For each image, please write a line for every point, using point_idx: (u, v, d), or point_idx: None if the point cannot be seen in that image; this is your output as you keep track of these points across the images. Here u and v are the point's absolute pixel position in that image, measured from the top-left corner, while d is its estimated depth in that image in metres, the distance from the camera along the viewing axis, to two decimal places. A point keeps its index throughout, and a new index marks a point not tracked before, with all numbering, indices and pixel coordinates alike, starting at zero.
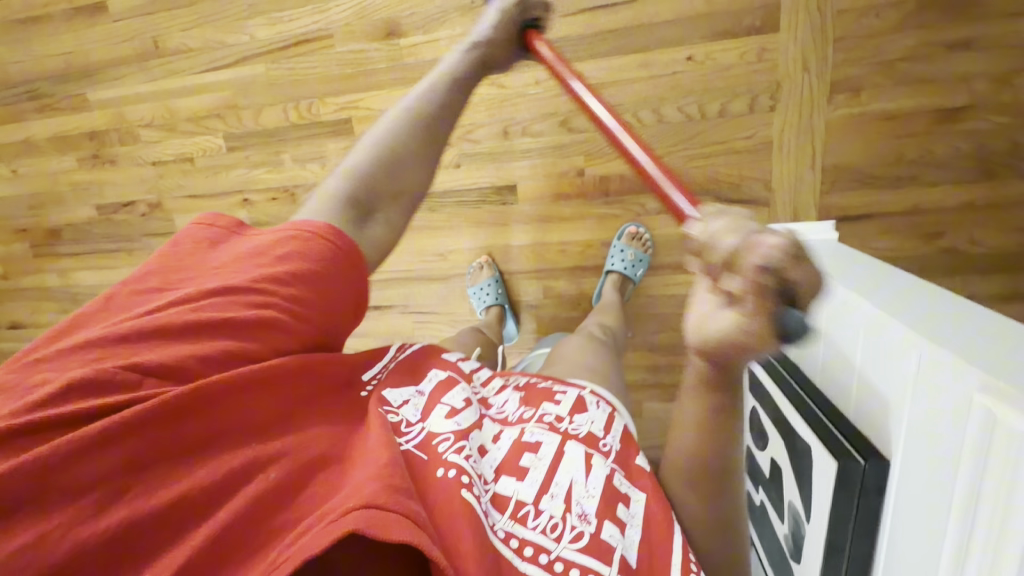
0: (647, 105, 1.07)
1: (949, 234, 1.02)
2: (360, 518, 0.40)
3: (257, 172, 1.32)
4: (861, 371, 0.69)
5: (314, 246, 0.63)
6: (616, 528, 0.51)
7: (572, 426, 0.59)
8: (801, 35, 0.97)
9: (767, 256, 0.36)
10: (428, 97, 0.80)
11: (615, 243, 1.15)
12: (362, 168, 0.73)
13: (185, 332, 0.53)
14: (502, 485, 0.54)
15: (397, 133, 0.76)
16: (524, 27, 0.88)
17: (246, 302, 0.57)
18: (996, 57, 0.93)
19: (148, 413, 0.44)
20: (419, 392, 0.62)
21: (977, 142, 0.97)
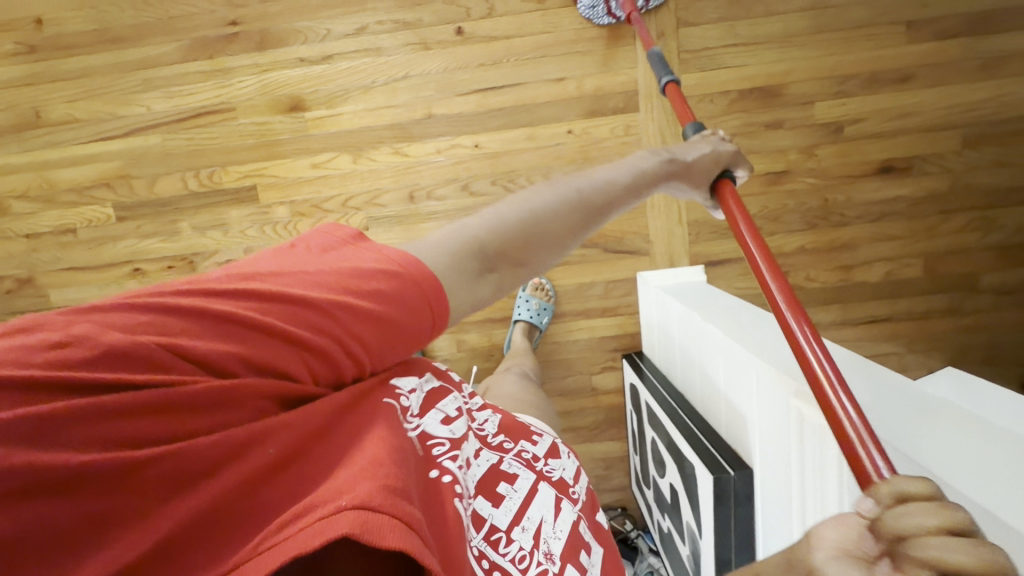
0: (539, 171, 1.20)
1: (791, 273, 1.23)
2: (353, 521, 0.37)
3: (151, 242, 1.27)
4: (726, 384, 0.80)
5: (407, 292, 0.51)
6: (576, 572, 0.58)
7: (547, 468, 0.68)
8: (655, 116, 1.17)
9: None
10: (608, 188, 0.70)
11: (520, 294, 1.25)
12: (507, 222, 0.63)
13: (258, 337, 0.44)
14: (480, 503, 0.58)
15: (528, 215, 0.64)
16: (721, 177, 0.82)
17: (312, 319, 0.46)
18: (802, 134, 1.17)
19: (164, 395, 0.38)
20: (420, 385, 0.59)
21: (800, 199, 1.20)
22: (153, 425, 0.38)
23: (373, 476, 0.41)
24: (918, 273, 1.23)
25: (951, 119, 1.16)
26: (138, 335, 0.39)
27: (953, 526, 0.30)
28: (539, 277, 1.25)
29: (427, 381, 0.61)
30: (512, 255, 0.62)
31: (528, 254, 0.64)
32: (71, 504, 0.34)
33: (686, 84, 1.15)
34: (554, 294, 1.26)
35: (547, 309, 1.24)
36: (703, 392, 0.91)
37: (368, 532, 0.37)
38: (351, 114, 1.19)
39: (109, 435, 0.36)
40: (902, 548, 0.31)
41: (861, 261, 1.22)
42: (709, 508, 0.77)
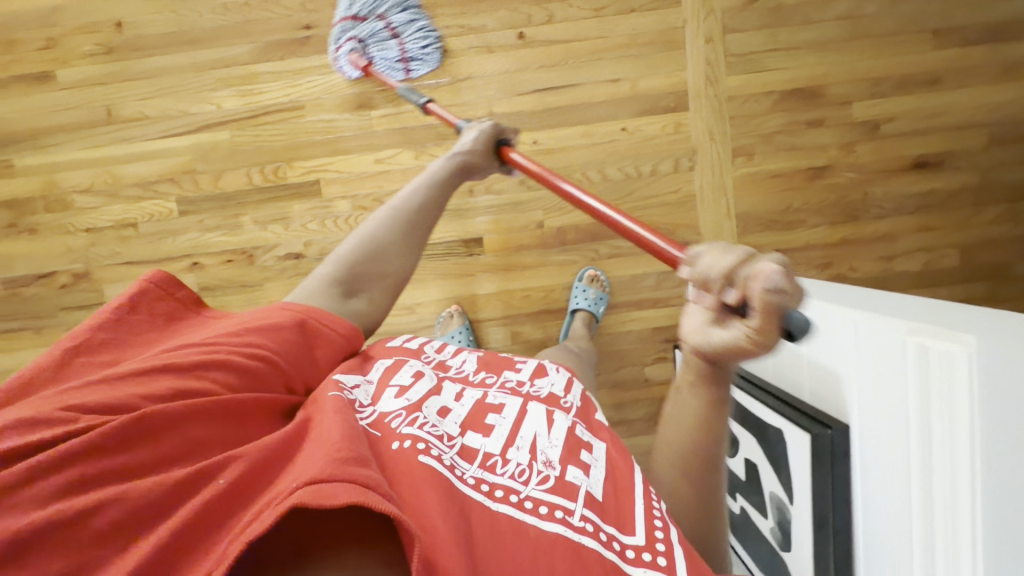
0: (594, 166, 1.26)
1: (835, 264, 1.28)
2: (306, 493, 0.39)
3: (212, 236, 1.29)
4: (808, 348, 0.82)
5: (284, 313, 0.67)
6: (580, 471, 0.56)
7: (533, 388, 0.71)
8: (704, 114, 1.24)
9: (768, 279, 0.37)
10: (416, 192, 0.85)
11: (577, 285, 1.27)
12: (350, 255, 0.78)
13: (160, 370, 0.52)
14: (468, 438, 0.59)
15: (370, 241, 0.80)
16: (501, 144, 0.98)
17: (191, 353, 0.56)
18: (841, 131, 1.25)
19: (109, 436, 0.43)
20: (367, 380, 0.67)
21: (841, 192, 1.27)
22: (100, 473, 0.42)
23: (327, 454, 0.43)
24: (956, 262, 1.28)
25: (977, 118, 1.24)
26: (43, 406, 0.45)
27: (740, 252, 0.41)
28: (594, 269, 1.28)
29: (375, 372, 0.69)
30: (370, 274, 0.78)
31: (387, 266, 0.80)
32: (38, 555, 0.37)
33: (732, 85, 1.24)
34: (609, 285, 1.29)
35: (603, 299, 1.26)
36: (774, 363, 0.93)
37: (319, 497, 0.39)
38: (415, 112, 1.24)
39: (52, 489, 0.40)
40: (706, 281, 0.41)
41: (901, 252, 1.28)
42: (806, 469, 0.78)
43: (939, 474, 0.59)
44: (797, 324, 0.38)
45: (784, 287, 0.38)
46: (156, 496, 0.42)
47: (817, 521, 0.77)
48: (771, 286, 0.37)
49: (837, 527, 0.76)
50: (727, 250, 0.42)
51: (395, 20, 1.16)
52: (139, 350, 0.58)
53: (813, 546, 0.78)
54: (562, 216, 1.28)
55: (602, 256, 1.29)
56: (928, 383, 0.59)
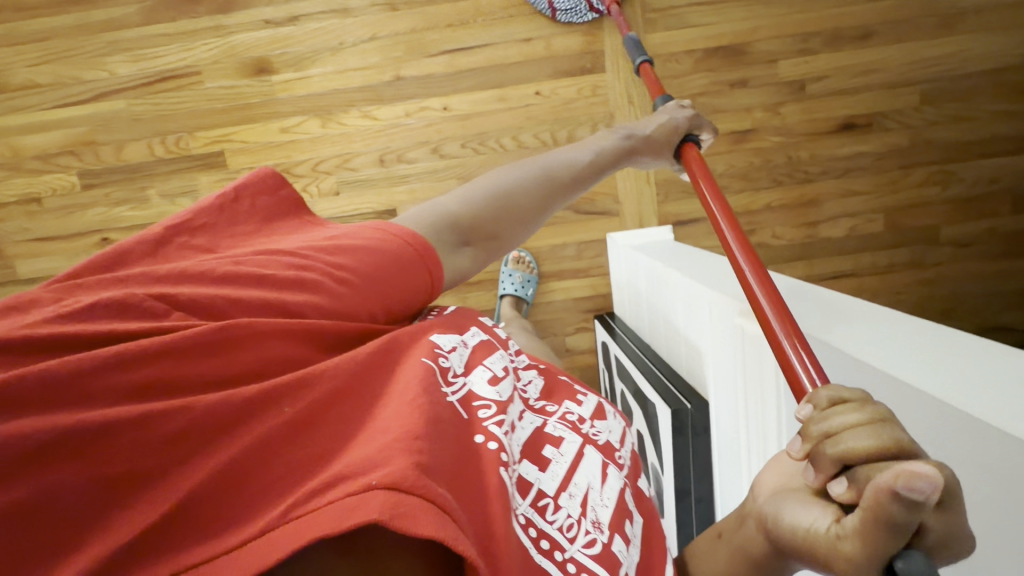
0: (509, 132, 1.21)
1: (758, 231, 1.26)
2: (383, 505, 0.33)
3: (121, 210, 1.26)
4: (684, 324, 0.83)
5: (378, 240, 0.53)
6: (623, 544, 0.53)
7: (593, 430, 0.60)
8: (623, 75, 1.18)
9: (916, 488, 0.30)
10: (572, 164, 0.75)
11: (503, 269, 1.26)
12: (467, 204, 0.64)
13: (231, 276, 0.45)
14: (525, 468, 0.52)
15: (493, 192, 0.67)
16: (683, 142, 0.87)
17: (249, 253, 0.48)
18: (767, 91, 1.19)
19: (188, 339, 0.38)
20: (464, 343, 0.56)
21: (766, 157, 1.22)
22: (177, 377, 0.37)
23: (408, 451, 0.36)
24: (882, 228, 1.26)
25: (909, 76, 1.18)
26: (139, 287, 0.41)
27: (876, 426, 0.35)
28: (520, 251, 1.26)
29: (473, 338, 0.57)
30: (484, 231, 0.65)
31: (499, 229, 0.66)
32: (99, 451, 0.32)
33: (652, 42, 1.17)
34: (536, 266, 1.28)
35: (531, 281, 1.27)
36: (665, 337, 0.94)
37: (396, 517, 0.32)
38: (319, 77, 1.18)
39: (142, 386, 0.36)
40: (817, 458, 0.37)
41: (827, 217, 1.25)
42: (669, 443, 0.80)
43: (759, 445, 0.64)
44: (909, 565, 0.33)
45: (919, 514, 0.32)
46: (227, 414, 0.37)
47: (679, 492, 0.80)
48: (903, 492, 0.30)
49: (698, 495, 0.80)
50: (871, 431, 0.34)
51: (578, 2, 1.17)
52: (237, 243, 0.52)
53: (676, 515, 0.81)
54: None
55: None
56: (752, 363, 0.63)
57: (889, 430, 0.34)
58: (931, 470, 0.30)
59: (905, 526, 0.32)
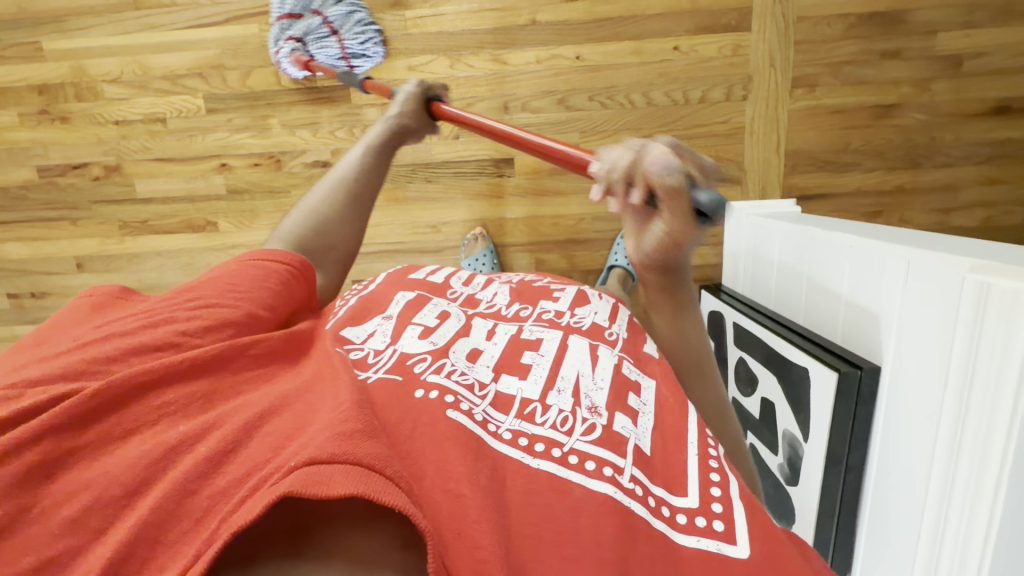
0: (639, 88, 1.17)
1: (885, 213, 1.21)
2: (300, 478, 0.32)
3: (240, 137, 1.26)
4: (850, 289, 0.79)
5: (235, 263, 0.59)
6: (628, 420, 0.54)
7: (575, 319, 0.72)
8: (767, 36, 1.13)
9: (660, 160, 0.47)
10: (354, 163, 0.83)
11: (618, 240, 1.27)
12: (295, 229, 0.74)
13: (102, 338, 0.44)
14: (503, 384, 0.55)
15: (321, 202, 0.78)
16: (428, 99, 0.92)
17: (75, 340, 0.44)
18: (918, 65, 1.13)
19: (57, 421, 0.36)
20: (385, 319, 0.65)
21: (906, 136, 1.17)
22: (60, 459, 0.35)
23: (325, 428, 0.36)
24: (1018, 222, 1.20)
25: None
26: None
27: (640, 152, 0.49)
28: None
29: (395, 309, 0.68)
30: (318, 249, 0.75)
31: (332, 241, 0.76)
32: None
33: (804, 4, 1.12)
34: None
35: None
36: (810, 305, 0.91)
37: (311, 485, 0.32)
38: (453, 15, 1.16)
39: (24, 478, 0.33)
40: (622, 181, 0.50)
41: (959, 205, 1.19)
42: (826, 407, 0.77)
43: (973, 421, 0.57)
44: (704, 202, 0.47)
45: (677, 169, 0.47)
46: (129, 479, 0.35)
47: (831, 458, 0.78)
48: (663, 165, 0.46)
49: (850, 464, 0.77)
50: (629, 149, 0.50)
51: None
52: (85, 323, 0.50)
53: (821, 482, 0.79)
54: (601, 141, 1.21)
55: None
56: (970, 323, 0.58)
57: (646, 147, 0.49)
58: (661, 149, 0.47)
59: (682, 183, 0.47)
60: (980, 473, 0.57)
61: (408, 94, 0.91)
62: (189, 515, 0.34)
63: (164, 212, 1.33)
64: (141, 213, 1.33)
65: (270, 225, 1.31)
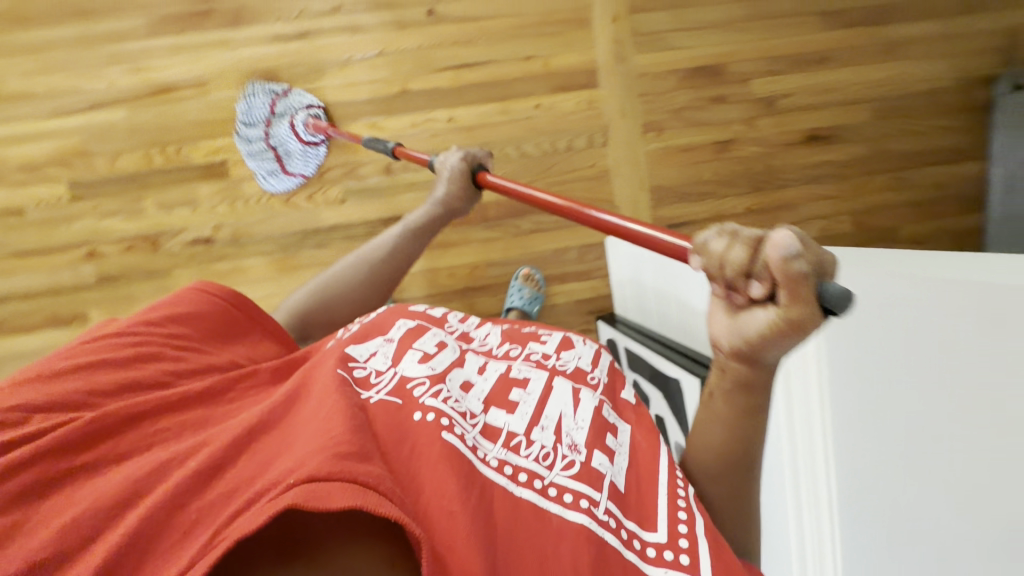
0: (512, 143, 1.27)
1: (743, 233, 1.36)
2: (299, 493, 0.33)
3: (111, 221, 1.21)
4: (702, 303, 0.89)
5: (186, 296, 0.63)
6: (606, 457, 0.51)
7: (560, 363, 0.62)
8: (616, 91, 1.29)
9: (785, 245, 0.32)
10: (383, 246, 0.88)
11: (513, 284, 1.28)
12: (299, 307, 0.82)
13: (85, 366, 0.48)
14: (491, 416, 0.53)
15: (339, 280, 0.85)
16: (476, 170, 0.90)
17: (63, 359, 0.49)
18: (743, 107, 1.32)
19: (70, 435, 0.39)
20: (386, 342, 0.60)
21: (746, 165, 1.34)
22: (71, 470, 0.38)
23: (322, 446, 0.37)
24: (850, 229, 1.39)
25: (862, 95, 1.35)
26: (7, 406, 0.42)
27: (739, 236, 0.35)
28: (531, 269, 1.30)
29: (397, 331, 0.62)
30: (320, 322, 0.83)
31: (334, 315, 0.83)
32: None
33: (641, 63, 1.28)
34: (544, 284, 1.30)
35: (538, 298, 1.28)
36: (679, 322, 0.99)
37: (312, 499, 0.32)
38: (327, 89, 1.22)
39: (28, 488, 0.36)
40: (729, 278, 0.35)
41: (802, 219, 1.37)
42: (699, 413, 0.84)
43: None
44: (831, 290, 0.33)
45: (806, 255, 0.33)
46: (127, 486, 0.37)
47: None
48: (787, 254, 0.32)
49: None
50: (739, 240, 0.35)
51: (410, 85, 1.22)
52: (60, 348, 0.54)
53: None
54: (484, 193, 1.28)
55: (523, 232, 1.31)
56: None
57: (747, 233, 0.35)
58: (784, 230, 0.33)
59: (804, 273, 0.33)
60: None
61: (453, 171, 0.89)
62: (180, 523, 0.35)
63: (23, 309, 1.22)
64: None
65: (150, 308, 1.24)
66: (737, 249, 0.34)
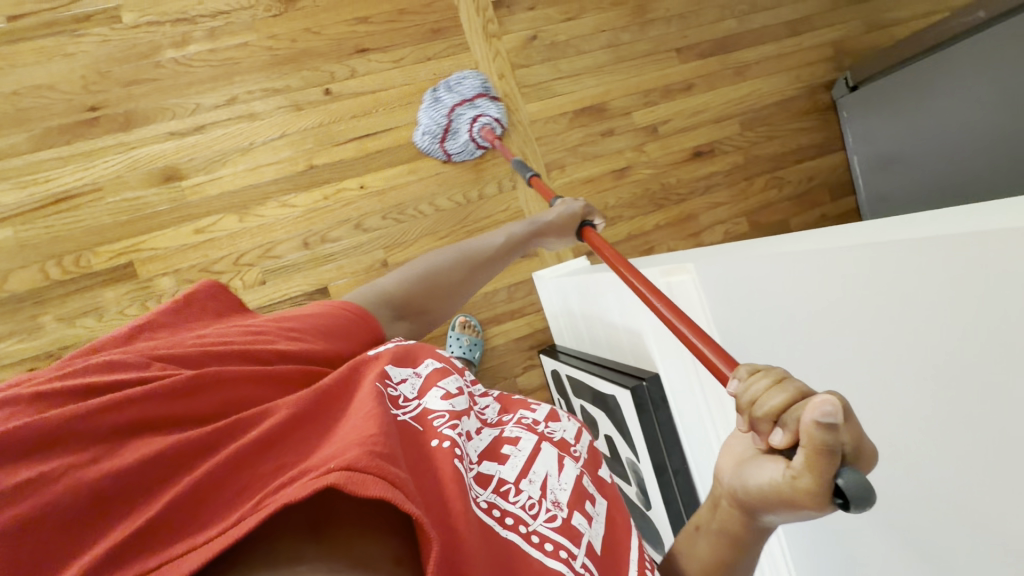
0: (425, 200, 1.32)
1: (656, 247, 1.46)
2: (337, 479, 0.35)
3: (3, 345, 1.12)
4: (621, 315, 0.92)
5: (312, 308, 0.65)
6: (586, 519, 0.51)
7: (548, 429, 0.60)
8: (513, 139, 1.38)
9: (823, 412, 0.33)
10: (489, 248, 0.90)
11: (451, 333, 1.30)
12: (394, 286, 0.78)
13: (212, 348, 0.50)
14: (484, 466, 0.53)
15: (438, 268, 0.83)
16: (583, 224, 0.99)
17: (192, 339, 0.51)
18: (630, 136, 1.46)
19: (165, 390, 0.41)
20: (416, 373, 0.58)
21: (645, 186, 1.46)
22: (156, 420, 0.40)
23: (360, 440, 0.39)
24: (748, 228, 1.52)
25: (728, 112, 1.53)
26: (123, 354, 0.44)
27: (782, 385, 0.37)
28: (466, 316, 1.32)
29: (428, 366, 0.59)
30: (416, 308, 0.79)
31: (428, 304, 0.80)
32: (70, 480, 0.34)
33: (531, 110, 1.40)
34: (482, 329, 1.33)
35: (478, 344, 1.30)
36: (609, 339, 1.02)
37: (351, 486, 0.35)
38: (231, 175, 1.23)
39: (117, 429, 0.38)
40: (755, 418, 0.38)
41: (705, 226, 1.49)
42: (637, 422, 0.85)
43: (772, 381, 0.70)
44: (848, 480, 0.34)
45: (840, 431, 0.34)
46: (200, 441, 0.39)
47: (657, 468, 0.84)
48: (822, 420, 0.33)
49: (675, 468, 0.83)
50: (782, 390, 0.37)
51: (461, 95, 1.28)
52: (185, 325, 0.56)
53: (661, 492, 0.84)
54: (406, 250, 1.31)
55: None
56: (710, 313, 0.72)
57: (792, 383, 0.37)
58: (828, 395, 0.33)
59: (834, 448, 0.34)
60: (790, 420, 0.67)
61: (564, 212, 0.99)
62: (232, 486, 0.38)
63: None
64: None
65: None
66: (775, 395, 0.37)
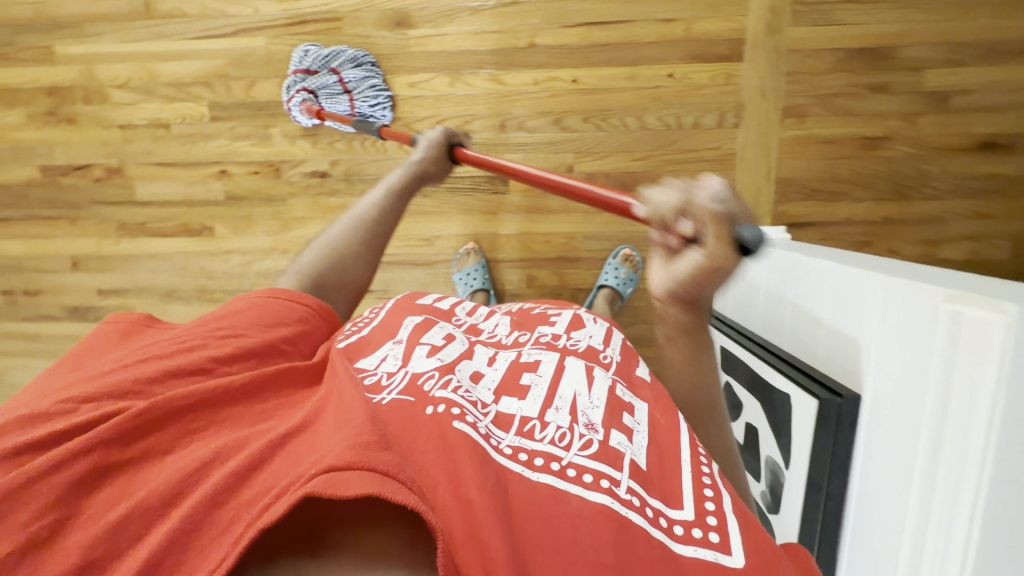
0: (632, 113, 1.20)
1: (874, 243, 1.22)
2: (317, 483, 0.36)
3: (241, 144, 1.29)
4: (832, 316, 0.80)
5: (244, 300, 0.68)
6: (624, 436, 0.54)
7: (570, 344, 0.71)
8: (758, 66, 1.16)
9: (711, 192, 0.45)
10: (368, 203, 0.91)
11: (610, 261, 1.26)
12: (315, 264, 0.82)
13: (144, 360, 0.52)
14: (504, 405, 0.55)
15: (337, 241, 0.85)
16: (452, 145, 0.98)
17: (118, 360, 0.53)
18: (906, 100, 1.16)
19: (113, 426, 0.43)
20: (395, 343, 0.64)
21: (894, 167, 1.19)
22: (113, 463, 0.42)
23: (346, 436, 0.39)
24: (1005, 256, 1.20)
25: None
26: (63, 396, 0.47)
27: (685, 190, 0.47)
28: (631, 249, 1.26)
29: (404, 333, 0.66)
30: (330, 283, 0.82)
31: (346, 277, 0.84)
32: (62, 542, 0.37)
33: (795, 36, 1.15)
34: (642, 267, 1.27)
35: (633, 280, 1.25)
36: (793, 328, 0.92)
37: (330, 488, 0.35)
38: (454, 35, 1.20)
39: (79, 478, 0.40)
40: (665, 219, 0.47)
41: (948, 236, 1.21)
42: (809, 434, 0.78)
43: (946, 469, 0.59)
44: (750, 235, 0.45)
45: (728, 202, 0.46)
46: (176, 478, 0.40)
47: (810, 485, 0.78)
48: (713, 196, 0.45)
49: (830, 492, 0.76)
50: (674, 190, 0.47)
51: (344, 73, 1.20)
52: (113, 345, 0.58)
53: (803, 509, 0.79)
54: (595, 163, 1.23)
55: None
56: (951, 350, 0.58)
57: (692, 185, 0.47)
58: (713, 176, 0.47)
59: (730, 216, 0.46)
60: (956, 500, 0.57)
61: (430, 144, 0.96)
62: (222, 513, 0.38)
63: (161, 215, 1.35)
64: (139, 215, 1.35)
65: (266, 232, 1.33)
66: (671, 190, 0.47)
